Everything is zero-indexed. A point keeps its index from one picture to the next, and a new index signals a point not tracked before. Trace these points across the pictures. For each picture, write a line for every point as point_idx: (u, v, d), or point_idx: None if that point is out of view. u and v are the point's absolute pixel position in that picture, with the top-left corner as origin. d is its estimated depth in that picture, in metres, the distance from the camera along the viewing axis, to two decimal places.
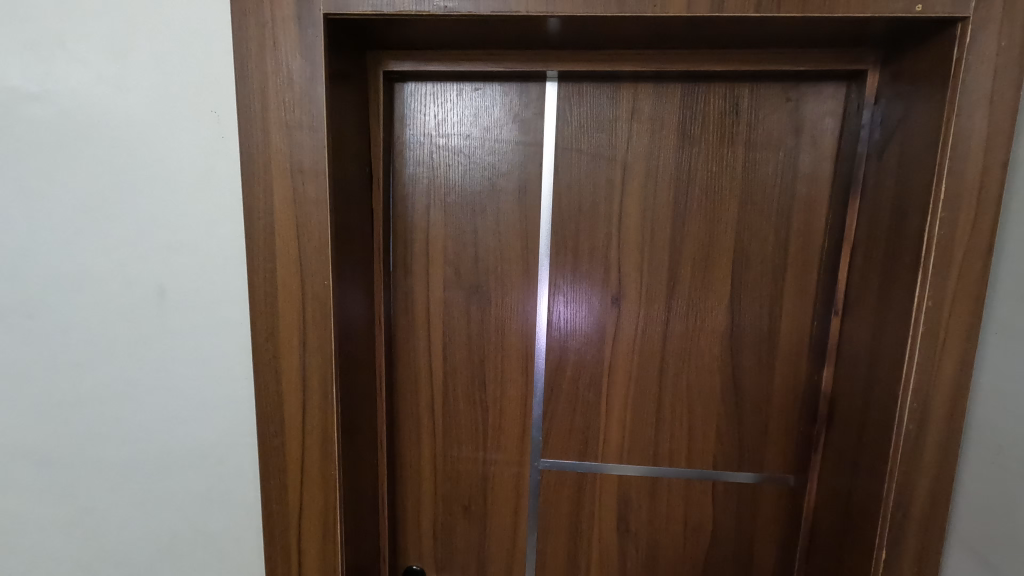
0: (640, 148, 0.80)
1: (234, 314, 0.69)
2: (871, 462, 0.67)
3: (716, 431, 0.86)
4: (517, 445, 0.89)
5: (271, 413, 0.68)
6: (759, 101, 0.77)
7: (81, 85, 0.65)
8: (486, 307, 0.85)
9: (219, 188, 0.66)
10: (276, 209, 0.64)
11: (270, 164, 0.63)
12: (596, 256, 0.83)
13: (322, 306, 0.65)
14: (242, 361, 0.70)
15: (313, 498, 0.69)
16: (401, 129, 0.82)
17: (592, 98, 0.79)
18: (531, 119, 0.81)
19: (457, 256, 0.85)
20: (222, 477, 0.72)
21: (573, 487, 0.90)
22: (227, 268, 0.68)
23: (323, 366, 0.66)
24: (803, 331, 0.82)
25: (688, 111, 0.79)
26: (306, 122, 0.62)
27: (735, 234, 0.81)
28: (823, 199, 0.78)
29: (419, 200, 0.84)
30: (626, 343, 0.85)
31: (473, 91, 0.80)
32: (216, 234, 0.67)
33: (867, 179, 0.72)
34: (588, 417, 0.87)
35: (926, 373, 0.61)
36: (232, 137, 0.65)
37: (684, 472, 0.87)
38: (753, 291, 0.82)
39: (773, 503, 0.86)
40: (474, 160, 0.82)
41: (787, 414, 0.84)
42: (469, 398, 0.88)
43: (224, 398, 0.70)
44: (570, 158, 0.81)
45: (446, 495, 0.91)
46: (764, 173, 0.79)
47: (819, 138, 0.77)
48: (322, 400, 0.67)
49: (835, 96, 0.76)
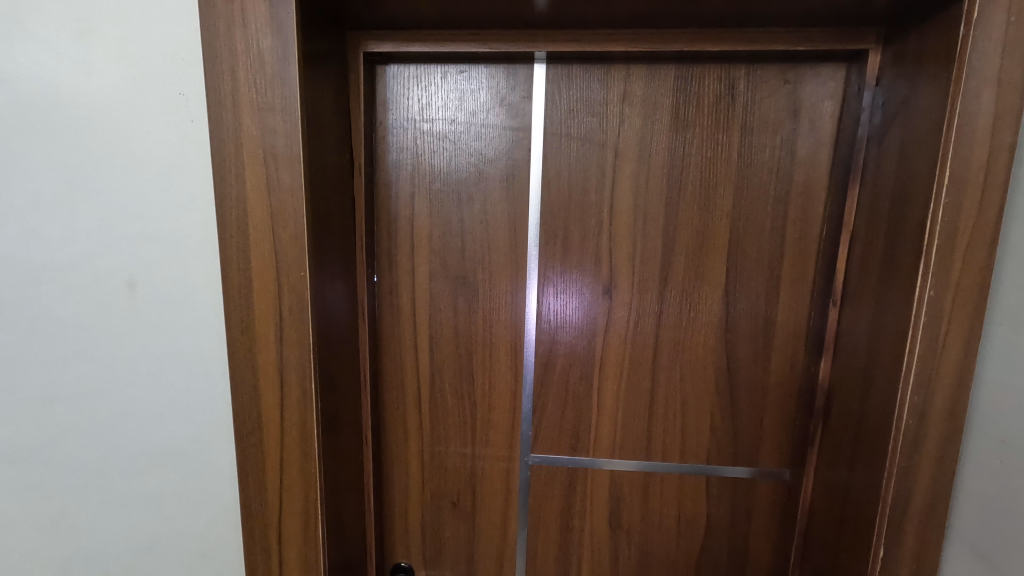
0: (632, 132, 0.77)
1: (209, 308, 0.66)
2: (869, 457, 0.65)
3: (710, 426, 0.84)
4: (506, 440, 0.86)
5: (248, 411, 0.66)
6: (756, 83, 0.74)
7: (41, 65, 0.62)
8: (474, 299, 0.83)
9: (188, 174, 0.63)
10: (250, 197, 0.61)
11: (241, 149, 0.60)
12: (587, 245, 0.80)
13: (300, 298, 0.62)
14: (218, 356, 0.67)
15: (293, 497, 0.67)
16: (384, 113, 0.78)
17: (583, 81, 0.76)
18: (519, 103, 0.77)
19: (442, 246, 0.82)
20: (200, 475, 0.70)
21: (564, 483, 0.87)
22: (199, 259, 0.65)
23: (301, 362, 0.64)
24: (800, 322, 0.79)
25: (683, 94, 0.75)
26: (279, 104, 0.59)
27: (731, 223, 0.78)
28: (820, 186, 0.76)
29: (403, 187, 0.80)
30: (618, 335, 0.82)
31: (458, 72, 0.77)
32: (187, 222, 0.64)
33: (867, 164, 0.70)
34: (579, 411, 0.85)
35: (927, 367, 0.59)
36: (202, 121, 0.62)
37: (678, 467, 0.85)
38: (748, 281, 0.79)
39: (769, 497, 0.84)
40: (460, 146, 0.79)
41: (784, 407, 0.82)
42: (457, 393, 0.85)
43: (200, 395, 0.68)
44: (560, 143, 0.78)
45: (434, 491, 0.89)
46: (761, 158, 0.76)
47: (818, 122, 0.74)
48: (301, 397, 0.65)
49: (835, 78, 0.73)
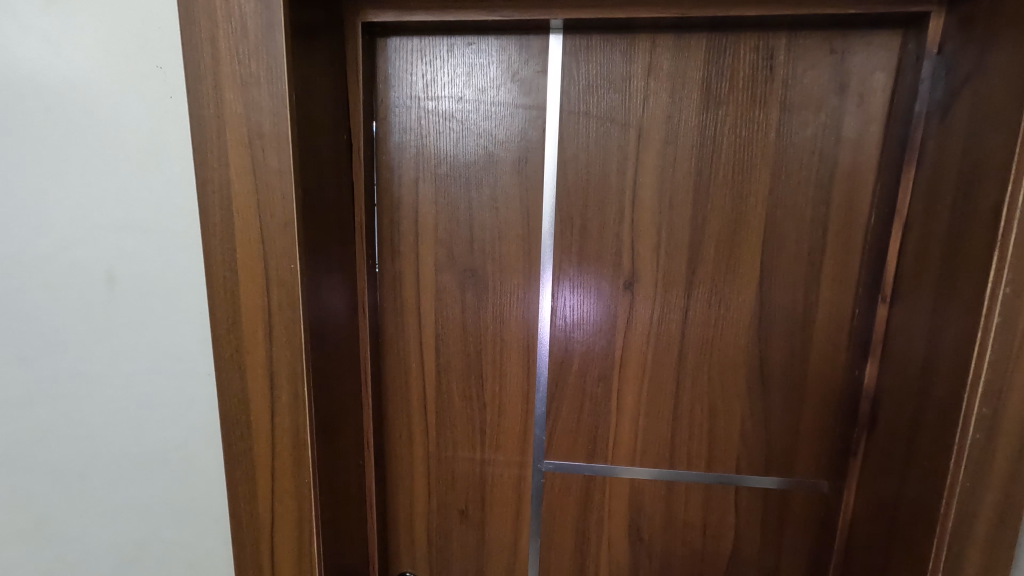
0: (657, 110, 0.70)
1: (193, 302, 0.60)
2: (922, 473, 0.58)
3: (740, 433, 0.77)
4: (518, 445, 0.80)
5: (236, 414, 0.61)
6: (797, 54, 0.67)
7: (8, 36, 0.56)
8: (483, 293, 0.76)
9: (167, 156, 0.57)
10: (234, 182, 0.55)
11: (223, 127, 0.54)
12: (607, 235, 0.74)
13: (291, 293, 0.57)
14: (203, 354, 0.61)
15: (285, 507, 0.62)
16: (386, 91, 0.72)
17: (604, 52, 0.69)
18: (533, 78, 0.70)
19: (447, 235, 0.75)
20: (187, 482, 0.65)
21: (579, 491, 0.81)
22: (181, 249, 0.59)
23: (292, 361, 0.58)
24: (843, 320, 0.72)
25: (714, 67, 0.68)
26: (264, 77, 0.53)
27: (767, 210, 0.70)
28: (869, 169, 0.68)
29: (406, 172, 0.74)
30: (640, 332, 0.75)
31: (466, 45, 0.70)
32: (168, 209, 0.58)
33: (925, 145, 0.62)
34: (597, 415, 0.78)
35: (999, 373, 0.52)
36: (181, 97, 0.56)
37: (703, 476, 0.78)
38: (785, 275, 0.72)
39: (803, 510, 0.77)
40: (468, 126, 0.72)
41: (822, 412, 0.74)
42: (464, 395, 0.79)
43: (185, 396, 0.62)
44: (578, 122, 0.71)
45: (441, 498, 0.83)
46: (802, 138, 0.68)
47: (867, 96, 0.66)
48: (293, 399, 0.59)
49: (888, 47, 0.65)
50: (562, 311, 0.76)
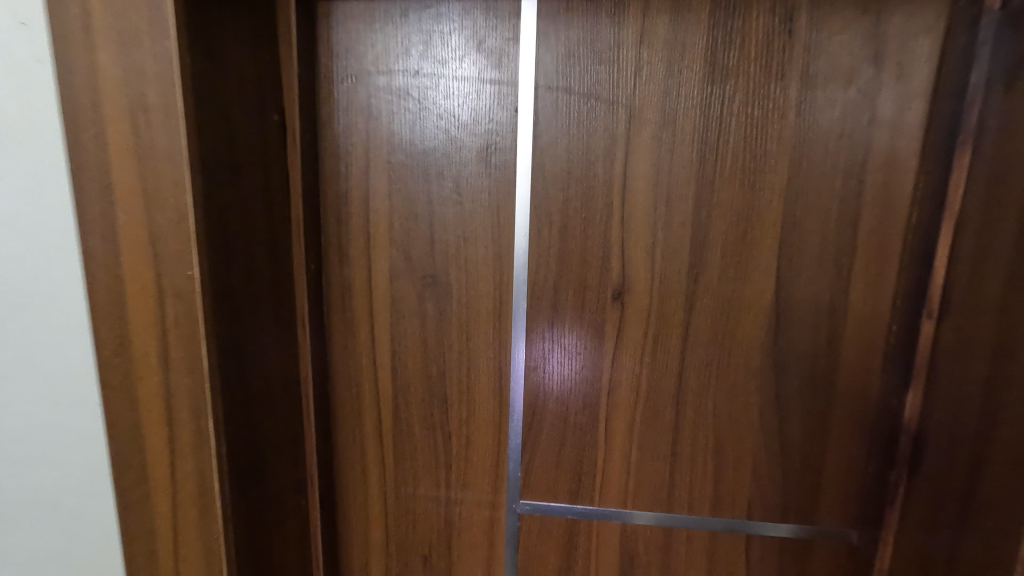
0: (651, 85, 0.58)
1: (61, 327, 0.46)
2: (985, 538, 0.46)
3: (752, 473, 0.64)
4: (489, 481, 0.68)
5: (127, 455, 0.49)
6: (822, 16, 0.55)
7: None
8: (446, 303, 0.65)
9: (20, 135, 0.44)
10: (113, 165, 0.44)
11: (98, 97, 0.44)
12: (592, 236, 0.62)
13: (188, 306, 0.46)
14: (82, 395, 0.48)
15: (190, 567, 0.51)
16: (329, 63, 0.61)
17: (587, 16, 0.57)
18: (503, 48, 0.59)
19: (404, 237, 0.64)
20: (61, 556, 0.51)
21: (562, 537, 0.69)
22: (47, 259, 0.46)
23: (194, 389, 0.47)
24: (877, 339, 0.60)
25: (721, 33, 0.56)
26: (147, 32, 0.42)
27: (785, 206, 0.58)
28: (910, 156, 0.56)
29: (354, 159, 0.63)
30: (632, 351, 0.63)
31: (423, 8, 0.59)
32: (21, 207, 0.44)
33: (991, 125, 0.50)
34: (582, 447, 0.66)
35: None
36: (42, 59, 0.43)
37: (708, 522, 0.66)
38: (806, 284, 0.60)
39: (828, 565, 0.65)
40: (426, 105, 0.61)
41: (851, 450, 0.62)
42: (426, 422, 0.68)
43: (57, 447, 0.49)
44: (556, 100, 0.59)
45: (400, 542, 0.71)
46: (827, 119, 0.56)
47: (908, 66, 0.54)
48: (195, 435, 0.48)
49: (936, 5, 0.53)
50: (540, 327, 0.64)
